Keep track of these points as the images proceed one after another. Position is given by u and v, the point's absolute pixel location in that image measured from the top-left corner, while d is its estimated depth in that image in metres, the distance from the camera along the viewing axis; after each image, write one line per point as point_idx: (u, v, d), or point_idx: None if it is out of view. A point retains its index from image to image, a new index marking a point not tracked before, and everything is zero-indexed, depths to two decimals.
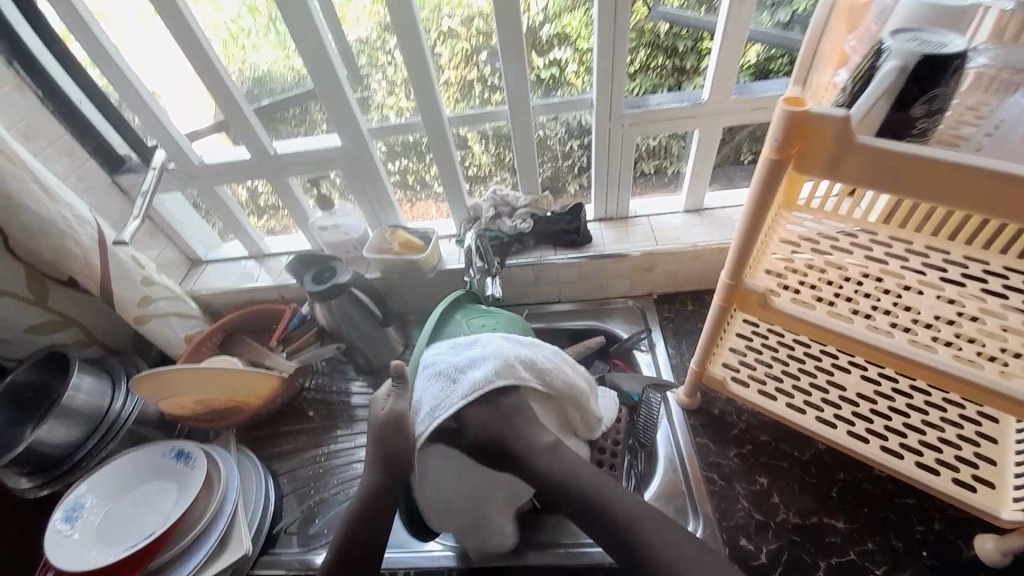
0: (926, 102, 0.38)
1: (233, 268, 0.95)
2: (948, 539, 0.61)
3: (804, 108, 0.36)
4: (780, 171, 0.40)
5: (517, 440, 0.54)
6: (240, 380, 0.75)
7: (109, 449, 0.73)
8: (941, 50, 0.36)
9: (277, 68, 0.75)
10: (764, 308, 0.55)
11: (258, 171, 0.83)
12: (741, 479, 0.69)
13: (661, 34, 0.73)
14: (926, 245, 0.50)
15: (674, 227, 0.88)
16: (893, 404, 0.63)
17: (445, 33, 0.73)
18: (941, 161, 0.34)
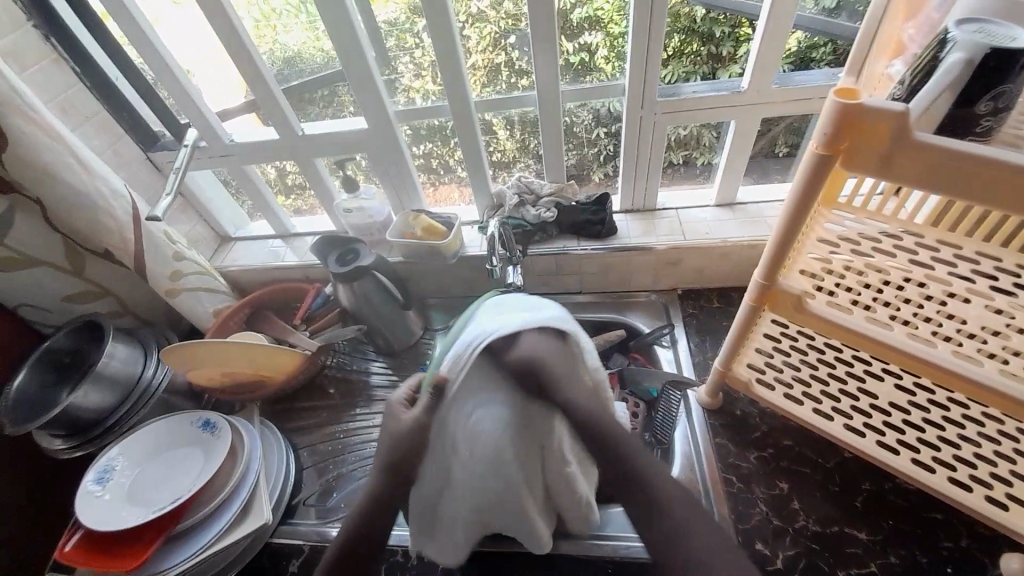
0: (991, 99, 0.34)
1: (261, 246, 0.97)
2: (977, 558, 0.59)
3: (857, 101, 0.33)
4: (825, 167, 0.38)
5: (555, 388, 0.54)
6: (267, 356, 0.77)
7: (140, 416, 0.76)
8: (1012, 43, 0.33)
9: (306, 49, 0.75)
10: (797, 309, 0.54)
11: (284, 152, 0.84)
12: (760, 482, 0.67)
13: (697, 19, 0.71)
14: (978, 251, 0.46)
15: (702, 221, 0.85)
16: (928, 415, 0.60)
17: (474, 15, 0.71)
18: (1005, 163, 0.31)
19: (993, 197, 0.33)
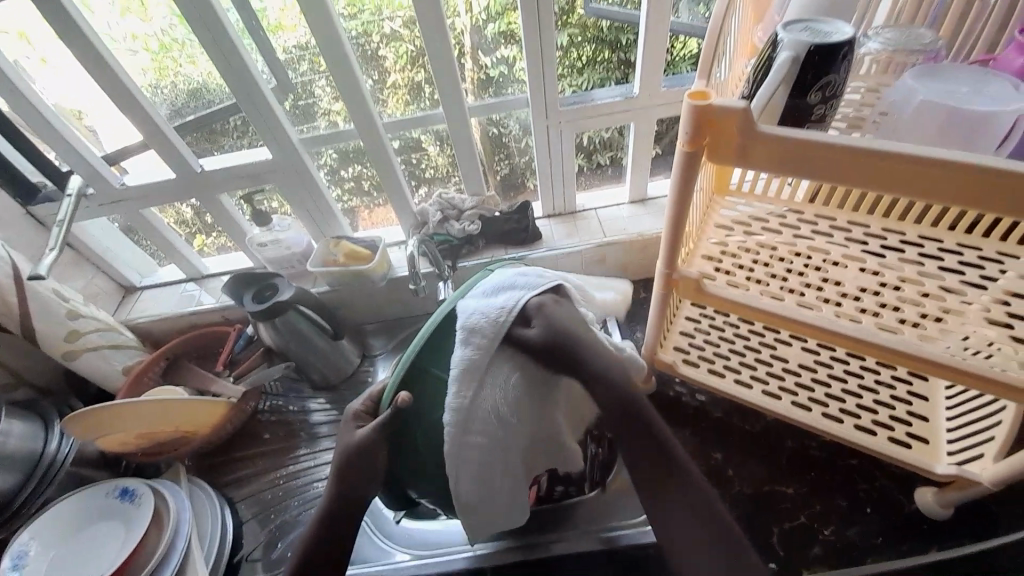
0: (821, 89, 0.39)
1: (174, 292, 0.91)
2: (890, 494, 0.65)
3: (707, 102, 0.37)
4: (698, 160, 0.42)
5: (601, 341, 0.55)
6: (187, 410, 0.71)
7: (47, 495, 0.67)
8: (830, 39, 0.37)
9: (214, 80, 0.71)
10: (699, 292, 0.56)
11: (187, 191, 0.79)
12: (697, 456, 0.71)
13: (603, 30, 0.74)
14: (848, 221, 0.54)
15: (620, 218, 0.90)
16: (832, 371, 0.66)
17: (388, 35, 0.71)
18: (834, 143, 0.35)
19: (844, 171, 0.36)
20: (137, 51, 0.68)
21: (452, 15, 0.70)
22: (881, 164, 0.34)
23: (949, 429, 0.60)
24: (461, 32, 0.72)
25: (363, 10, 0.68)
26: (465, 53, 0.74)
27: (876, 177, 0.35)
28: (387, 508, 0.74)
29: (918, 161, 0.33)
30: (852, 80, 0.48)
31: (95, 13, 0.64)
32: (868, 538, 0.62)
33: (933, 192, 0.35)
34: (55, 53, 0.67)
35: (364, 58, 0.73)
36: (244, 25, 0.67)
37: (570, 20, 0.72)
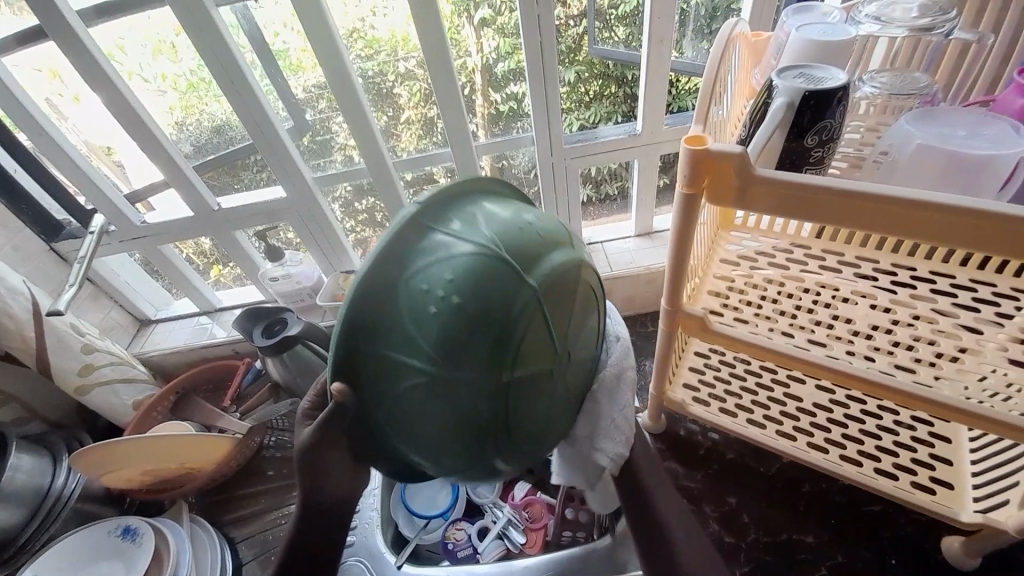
0: (818, 133, 0.40)
1: (187, 324, 0.93)
2: (916, 543, 0.62)
3: (704, 146, 0.38)
4: (697, 203, 0.42)
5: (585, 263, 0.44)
6: (191, 448, 0.71)
7: (51, 532, 0.67)
8: (824, 85, 0.38)
9: (235, 119, 0.75)
10: (705, 332, 0.55)
11: (204, 228, 0.82)
12: (710, 500, 0.68)
13: (609, 66, 0.76)
14: (857, 256, 0.53)
15: (627, 251, 0.90)
16: (848, 411, 0.64)
17: (403, 74, 0.74)
18: (831, 189, 0.35)
19: (843, 217, 0.36)
20: (166, 92, 0.71)
21: (463, 55, 0.73)
22: (880, 209, 0.34)
23: (975, 474, 0.56)
24: (472, 71, 0.75)
25: (379, 51, 0.72)
26: (476, 91, 0.77)
27: (871, 222, 0.35)
28: (387, 552, 0.71)
29: (918, 208, 0.33)
30: (850, 119, 0.48)
31: (128, 55, 0.68)
32: None
33: (936, 236, 0.34)
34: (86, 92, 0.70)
35: (379, 97, 0.76)
36: (265, 66, 0.70)
37: (576, 59, 0.74)
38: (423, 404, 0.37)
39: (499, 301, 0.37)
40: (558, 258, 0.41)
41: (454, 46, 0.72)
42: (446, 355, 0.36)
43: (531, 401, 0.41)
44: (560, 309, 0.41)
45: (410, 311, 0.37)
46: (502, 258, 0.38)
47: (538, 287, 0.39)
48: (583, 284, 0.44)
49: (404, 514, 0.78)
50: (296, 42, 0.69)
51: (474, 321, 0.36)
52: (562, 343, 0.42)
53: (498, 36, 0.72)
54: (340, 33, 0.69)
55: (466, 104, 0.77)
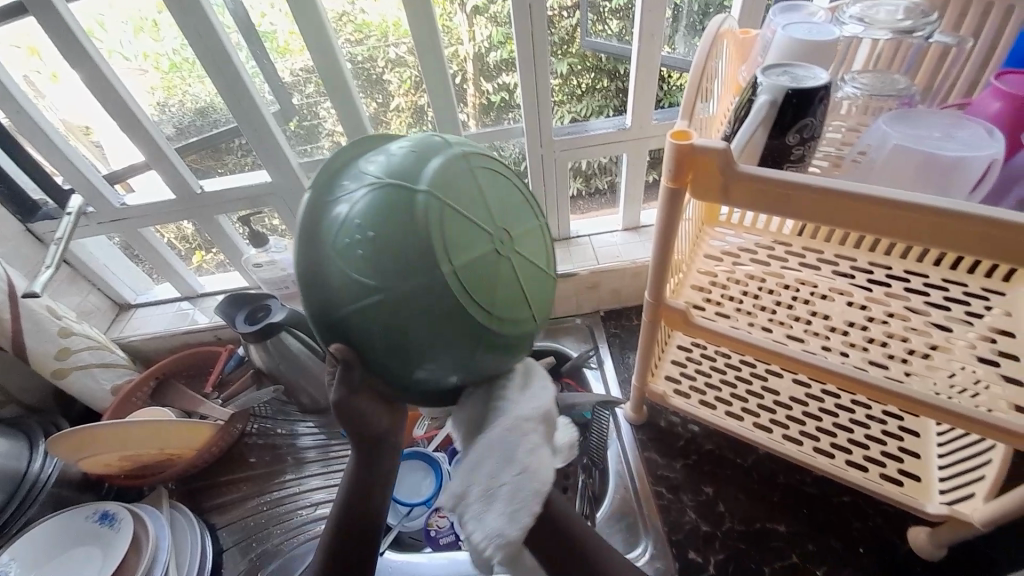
0: (799, 131, 0.40)
1: (167, 310, 0.91)
2: (882, 533, 0.64)
3: (689, 142, 0.38)
4: (681, 197, 0.43)
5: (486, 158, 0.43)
6: (171, 433, 0.70)
7: (28, 517, 0.66)
8: (807, 84, 0.38)
9: (220, 102, 0.73)
10: (686, 325, 0.56)
11: (186, 211, 0.80)
12: (688, 489, 0.70)
13: (603, 60, 0.77)
14: (835, 254, 0.58)
15: (614, 245, 0.90)
16: (823, 405, 0.66)
17: (393, 61, 0.73)
18: (815, 188, 0.36)
19: (826, 214, 0.37)
20: (147, 70, 0.69)
21: (454, 44, 0.72)
22: (862, 208, 0.35)
23: (939, 468, 0.59)
24: (464, 59, 0.74)
25: (369, 36, 0.70)
26: (467, 80, 0.76)
27: (852, 220, 0.36)
28: None
29: (897, 207, 0.34)
30: (833, 119, 0.49)
31: (108, 31, 0.66)
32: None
33: (914, 236, 0.35)
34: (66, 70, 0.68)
35: (369, 83, 0.75)
36: (251, 48, 0.69)
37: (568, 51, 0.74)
38: (391, 335, 0.38)
39: (403, 214, 0.37)
40: (444, 157, 0.40)
41: (446, 34, 0.71)
42: (383, 277, 0.37)
43: (494, 291, 0.39)
44: (473, 199, 0.39)
45: (335, 264, 0.38)
46: (389, 181, 0.38)
47: (435, 186, 0.38)
48: (488, 168, 0.42)
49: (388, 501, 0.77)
50: (284, 25, 0.67)
51: (389, 241, 0.36)
52: (491, 225, 0.40)
53: (492, 25, 0.71)
54: (329, 16, 0.67)
55: (457, 94, 0.76)
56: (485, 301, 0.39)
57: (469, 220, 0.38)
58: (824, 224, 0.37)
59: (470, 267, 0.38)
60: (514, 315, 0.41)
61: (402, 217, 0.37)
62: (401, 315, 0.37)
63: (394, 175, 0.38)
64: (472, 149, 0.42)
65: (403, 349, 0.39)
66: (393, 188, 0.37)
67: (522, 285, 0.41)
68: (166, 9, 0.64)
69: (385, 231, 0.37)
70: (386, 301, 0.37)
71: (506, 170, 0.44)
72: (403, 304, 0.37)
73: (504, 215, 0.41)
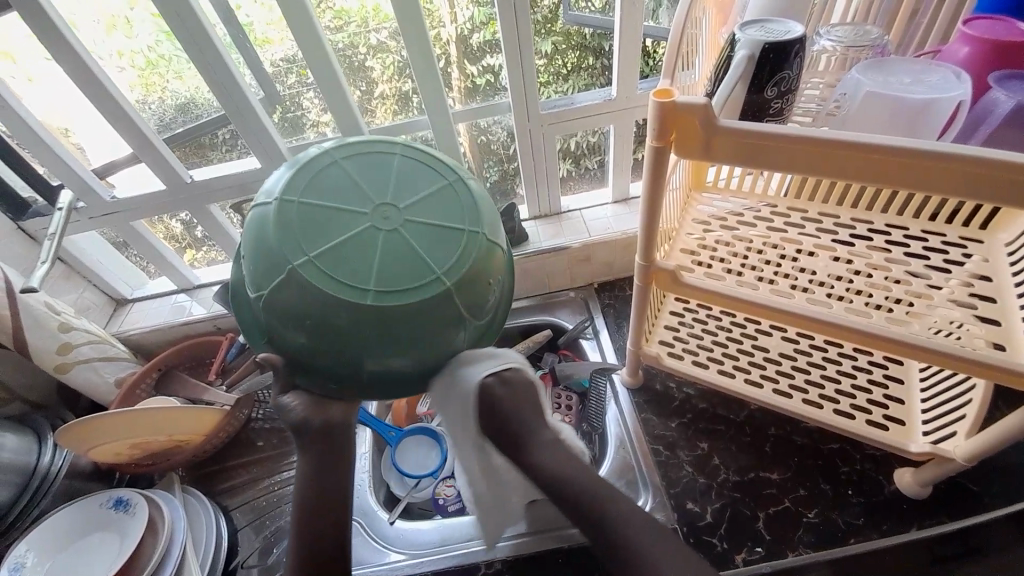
0: (777, 85, 0.41)
1: (164, 303, 0.91)
2: (870, 476, 0.67)
3: (671, 99, 0.40)
4: (666, 156, 0.44)
5: (348, 154, 0.50)
6: (178, 422, 0.71)
7: (43, 507, 0.67)
8: (784, 37, 0.40)
9: (201, 95, 0.74)
10: (676, 285, 0.58)
11: (176, 203, 0.80)
12: (684, 446, 0.72)
13: (587, 36, 0.77)
14: (820, 212, 0.59)
15: (605, 218, 0.92)
16: (811, 359, 0.68)
17: (375, 47, 0.73)
18: (793, 137, 0.37)
19: (808, 162, 0.38)
20: (124, 69, 0.69)
21: (436, 26, 0.73)
22: (839, 151, 0.37)
23: (923, 411, 0.61)
24: (447, 42, 0.74)
25: (349, 22, 0.70)
26: (452, 63, 0.77)
27: (829, 165, 0.38)
28: (380, 509, 0.73)
29: (871, 149, 0.36)
30: (811, 76, 0.51)
31: (81, 30, 0.65)
32: (851, 522, 0.64)
33: (899, 180, 0.36)
34: (44, 68, 0.68)
35: (351, 70, 0.75)
36: (231, 40, 0.69)
37: (551, 30, 0.75)
38: (291, 332, 0.45)
39: (266, 230, 0.45)
40: (306, 168, 0.48)
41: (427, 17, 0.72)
42: (267, 288, 0.45)
43: (370, 268, 0.45)
44: (332, 196, 0.47)
45: (243, 282, 0.48)
46: (258, 209, 0.47)
47: (289, 198, 0.46)
48: (349, 164, 0.49)
49: (396, 475, 0.79)
50: (260, 15, 0.67)
51: (261, 256, 0.45)
52: (355, 211, 0.46)
53: (474, 6, 0.71)
54: None
55: (442, 78, 0.77)
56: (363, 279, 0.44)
57: (332, 210, 0.46)
58: (804, 173, 0.39)
59: (339, 253, 0.45)
60: (402, 280, 0.45)
61: (267, 232, 0.45)
62: (295, 311, 0.44)
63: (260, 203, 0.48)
64: (331, 149, 0.50)
65: (310, 345, 0.45)
66: (261, 209, 0.47)
67: (405, 251, 0.46)
68: (137, 3, 0.64)
69: (257, 246, 0.46)
70: (279, 302, 0.44)
71: (372, 159, 0.50)
72: (291, 301, 0.44)
73: (370, 198, 0.47)
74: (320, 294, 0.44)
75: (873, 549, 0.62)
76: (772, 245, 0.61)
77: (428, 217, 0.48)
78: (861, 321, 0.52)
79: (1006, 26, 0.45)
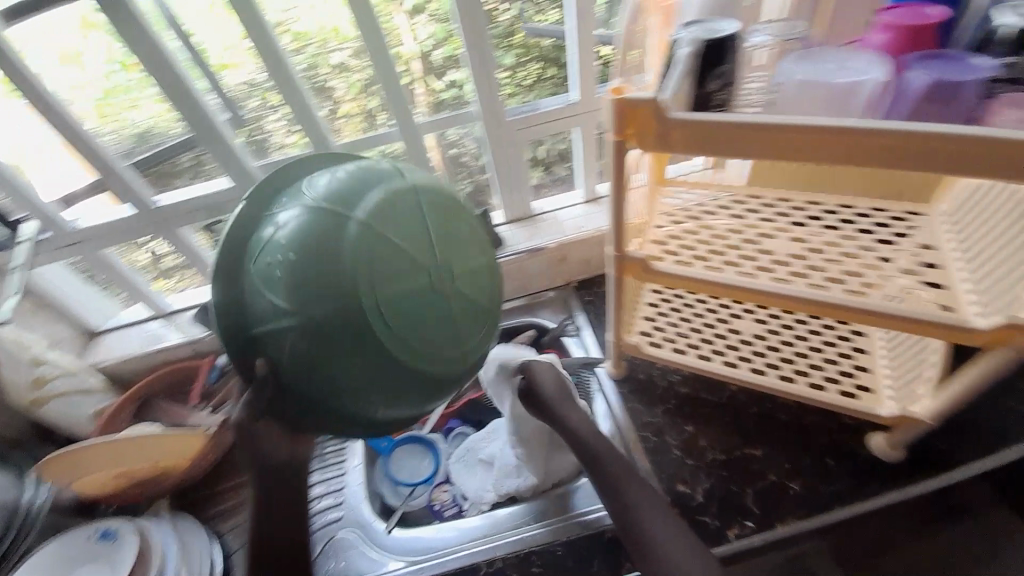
0: (718, 78, 0.45)
1: (138, 332, 0.90)
2: (848, 444, 0.70)
3: (624, 97, 0.42)
4: (626, 150, 0.46)
5: (433, 192, 0.47)
6: (161, 445, 0.70)
7: (25, 547, 0.65)
8: (715, 35, 0.43)
9: (161, 123, 0.74)
10: (648, 273, 0.60)
11: (146, 229, 0.80)
12: (671, 430, 0.74)
13: (547, 47, 0.80)
14: (775, 198, 0.65)
15: (577, 218, 0.94)
16: (782, 337, 0.72)
17: (337, 66, 0.75)
18: (739, 124, 0.40)
19: (755, 147, 0.41)
20: (79, 100, 0.69)
21: (398, 45, 0.75)
22: (781, 135, 0.40)
23: (888, 376, 0.65)
24: (410, 59, 0.77)
25: (309, 44, 0.72)
26: (416, 79, 0.79)
27: (774, 148, 0.41)
28: (376, 520, 0.72)
29: (808, 130, 0.39)
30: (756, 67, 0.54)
31: (31, 62, 0.65)
32: (833, 489, 0.67)
33: (838, 157, 0.40)
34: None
35: (315, 90, 0.77)
36: (193, 68, 0.69)
37: (513, 44, 0.78)
38: (303, 358, 0.42)
39: (328, 239, 0.41)
40: (383, 192, 0.43)
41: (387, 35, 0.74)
42: (301, 301, 0.41)
43: (410, 326, 0.43)
44: (403, 230, 0.43)
45: (264, 269, 0.42)
46: (323, 209, 0.42)
47: (362, 219, 0.42)
48: (428, 202, 0.45)
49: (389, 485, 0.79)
50: (220, 41, 0.69)
51: (311, 268, 0.41)
52: (420, 256, 0.43)
53: (433, 24, 0.74)
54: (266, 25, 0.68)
55: (408, 93, 0.79)
56: (398, 337, 0.43)
57: (396, 249, 0.42)
58: (755, 158, 0.42)
59: (387, 301, 0.42)
60: (430, 350, 0.44)
61: (325, 244, 0.41)
62: (316, 337, 0.41)
63: (324, 205, 0.43)
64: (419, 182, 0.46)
65: (316, 374, 0.42)
66: (326, 213, 0.42)
67: (448, 326, 0.45)
68: (87, 34, 0.65)
69: (303, 255, 0.41)
70: (305, 327, 0.41)
71: (450, 203, 0.47)
72: (318, 330, 0.41)
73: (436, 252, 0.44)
74: (352, 339, 0.41)
75: (854, 512, 0.65)
76: (736, 230, 0.64)
77: (476, 292, 0.47)
78: (820, 294, 0.55)
79: (920, 11, 0.50)
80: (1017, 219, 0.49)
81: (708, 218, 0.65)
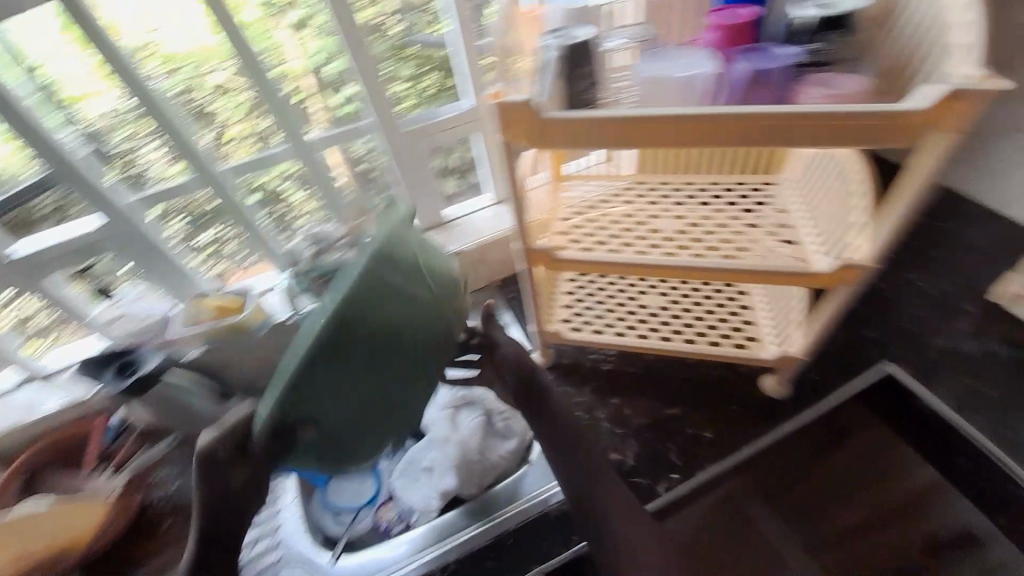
0: (579, 79, 0.51)
1: (8, 402, 0.77)
2: (748, 390, 0.79)
3: (503, 100, 0.45)
4: (513, 150, 0.50)
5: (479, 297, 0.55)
6: (62, 515, 0.63)
7: None
8: (572, 41, 0.49)
9: (10, 163, 0.65)
10: (555, 262, 0.64)
11: (5, 283, 0.70)
12: (599, 406, 0.80)
13: (440, 58, 0.82)
14: (656, 181, 0.74)
15: (488, 220, 0.96)
16: (683, 305, 0.80)
17: (218, 87, 0.72)
18: (604, 119, 0.45)
19: (621, 138, 0.46)
20: None
21: (281, 62, 0.73)
22: (640, 126, 0.45)
23: (769, 325, 0.75)
24: (298, 75, 0.75)
25: (182, 66, 0.68)
26: (308, 97, 0.78)
27: (637, 137, 0.46)
28: (320, 552, 0.70)
29: (661, 119, 0.44)
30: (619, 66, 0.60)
31: None
32: (739, 433, 0.76)
33: (691, 140, 0.46)
34: None
35: (197, 115, 0.72)
36: (47, 98, 0.63)
37: (407, 57, 0.79)
38: (370, 437, 0.41)
39: (442, 344, 0.44)
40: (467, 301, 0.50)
41: (271, 53, 0.72)
42: (403, 396, 0.41)
43: None
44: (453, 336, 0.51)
45: (378, 357, 0.38)
46: (444, 314, 0.44)
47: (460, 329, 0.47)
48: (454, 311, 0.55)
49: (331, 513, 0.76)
50: (74, 68, 0.62)
51: (426, 368, 0.42)
52: None
53: (319, 39, 0.73)
54: (128, 47, 0.63)
55: (300, 113, 0.78)
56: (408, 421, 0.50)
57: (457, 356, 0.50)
58: (623, 148, 0.47)
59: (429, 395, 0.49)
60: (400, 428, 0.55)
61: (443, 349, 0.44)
62: (394, 429, 0.42)
63: (446, 307, 0.44)
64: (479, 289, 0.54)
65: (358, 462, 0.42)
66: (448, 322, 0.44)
67: None
68: None
69: (424, 357, 0.42)
70: (394, 422, 0.42)
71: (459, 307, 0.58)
72: (398, 424, 0.42)
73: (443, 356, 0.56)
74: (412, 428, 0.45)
75: (757, 449, 0.74)
76: (629, 214, 0.71)
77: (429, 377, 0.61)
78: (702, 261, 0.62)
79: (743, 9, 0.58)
80: (840, 179, 0.60)
81: (604, 206, 0.72)
